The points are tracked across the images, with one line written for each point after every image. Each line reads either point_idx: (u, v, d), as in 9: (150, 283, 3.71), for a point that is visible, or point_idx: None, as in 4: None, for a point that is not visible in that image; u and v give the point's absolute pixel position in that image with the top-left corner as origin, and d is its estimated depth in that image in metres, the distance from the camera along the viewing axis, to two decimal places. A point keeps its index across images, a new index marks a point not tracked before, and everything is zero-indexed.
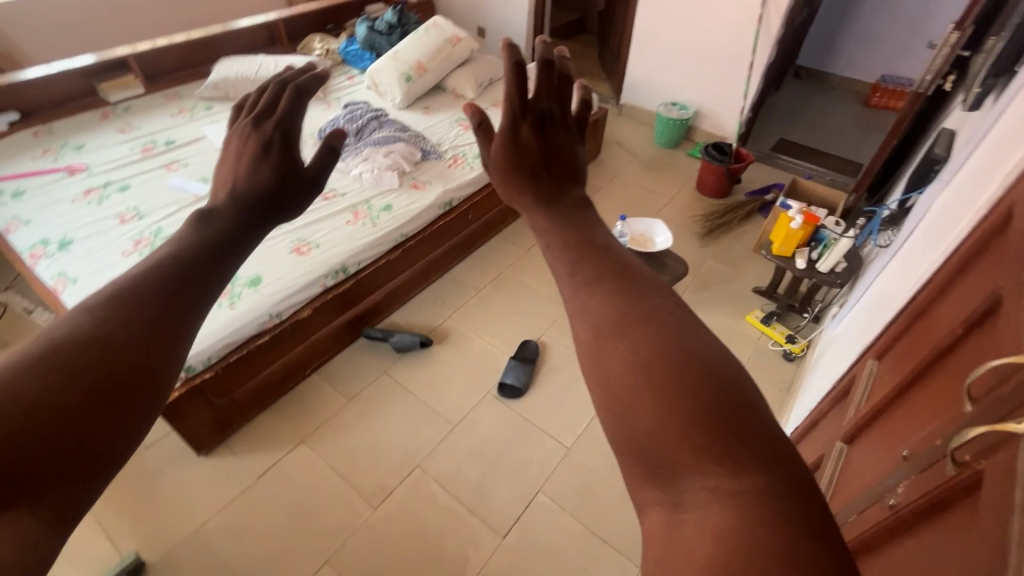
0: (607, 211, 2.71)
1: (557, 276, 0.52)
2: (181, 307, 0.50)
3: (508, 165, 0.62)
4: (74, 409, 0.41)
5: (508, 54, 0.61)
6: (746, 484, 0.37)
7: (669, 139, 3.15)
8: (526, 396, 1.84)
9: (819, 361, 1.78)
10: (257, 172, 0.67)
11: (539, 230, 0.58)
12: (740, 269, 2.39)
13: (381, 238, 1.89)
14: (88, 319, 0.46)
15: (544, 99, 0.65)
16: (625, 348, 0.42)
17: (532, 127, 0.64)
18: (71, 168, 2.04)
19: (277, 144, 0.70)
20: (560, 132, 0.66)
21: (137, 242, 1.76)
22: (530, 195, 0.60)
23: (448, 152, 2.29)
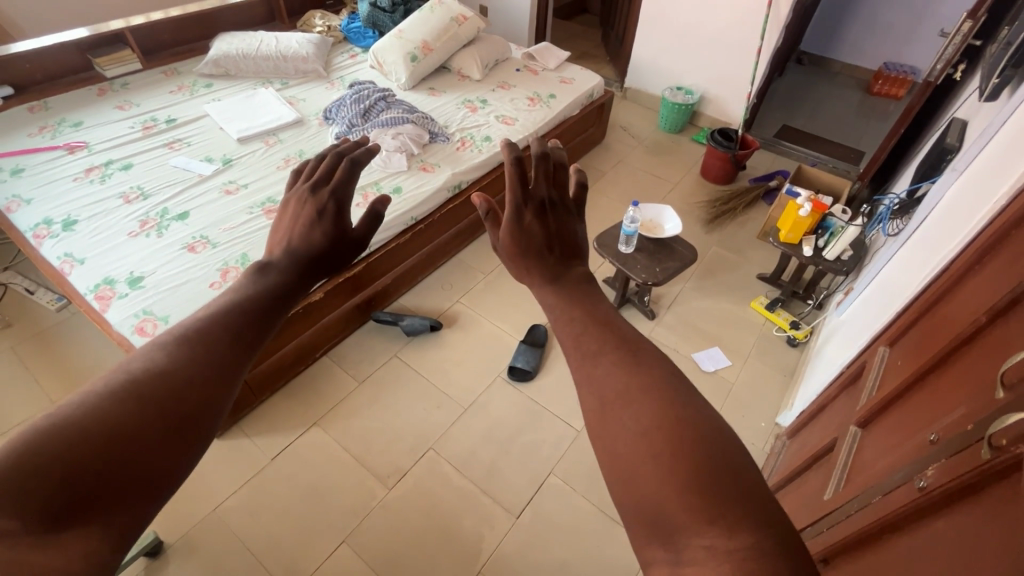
0: (613, 196, 2.71)
1: (563, 344, 0.56)
2: (239, 350, 0.54)
3: (517, 249, 0.65)
4: (145, 436, 0.44)
5: (511, 152, 0.64)
6: (740, 543, 0.41)
7: (674, 124, 3.14)
8: (535, 380, 1.85)
9: (816, 361, 1.81)
10: (310, 234, 0.71)
11: (547, 305, 0.62)
12: (744, 256, 2.41)
13: (392, 221, 1.86)
14: (162, 353, 0.50)
15: (542, 187, 0.70)
16: (626, 421, 0.46)
17: (535, 214, 0.67)
18: (70, 145, 1.99)
19: (331, 211, 0.74)
20: (559, 214, 0.70)
21: (144, 223, 1.73)
22: (537, 273, 0.64)
23: (455, 134, 2.26)
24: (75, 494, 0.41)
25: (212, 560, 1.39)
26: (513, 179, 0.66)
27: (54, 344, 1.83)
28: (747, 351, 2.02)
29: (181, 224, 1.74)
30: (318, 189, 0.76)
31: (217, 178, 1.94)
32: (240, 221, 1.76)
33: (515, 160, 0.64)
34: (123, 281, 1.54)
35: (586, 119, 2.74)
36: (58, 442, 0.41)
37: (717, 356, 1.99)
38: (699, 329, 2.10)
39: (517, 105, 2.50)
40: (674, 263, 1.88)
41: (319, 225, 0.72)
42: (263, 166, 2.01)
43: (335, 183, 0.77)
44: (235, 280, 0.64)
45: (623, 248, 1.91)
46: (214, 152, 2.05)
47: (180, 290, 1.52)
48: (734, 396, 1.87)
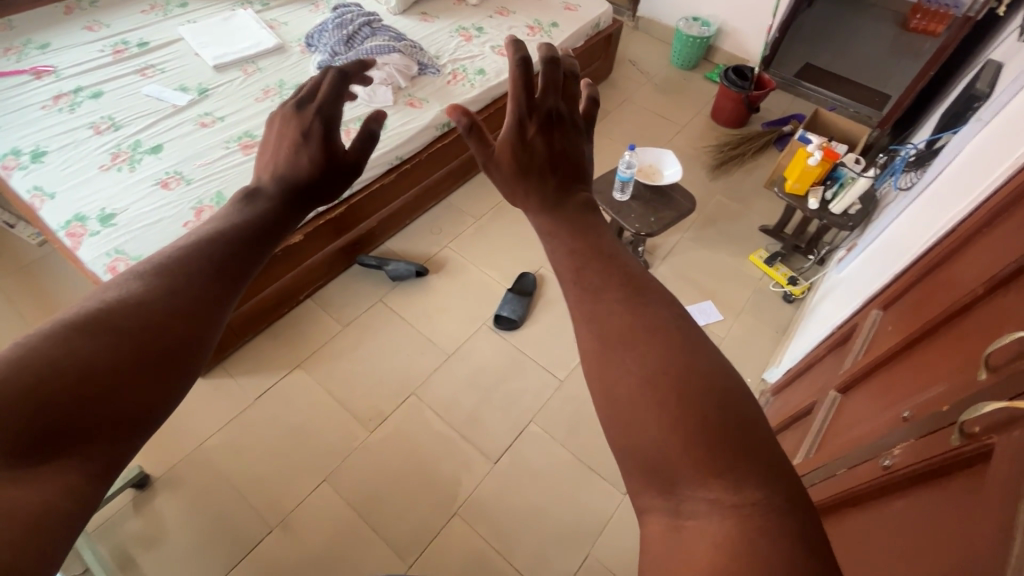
0: (615, 137, 2.56)
1: (561, 278, 0.52)
2: (224, 283, 0.51)
3: (517, 169, 0.60)
4: (124, 369, 0.42)
5: (514, 49, 0.59)
6: (745, 498, 0.39)
7: (687, 60, 2.92)
8: (522, 328, 1.83)
9: (810, 318, 1.76)
10: (297, 160, 0.64)
11: (546, 235, 0.57)
12: (748, 206, 2.31)
13: (375, 160, 1.77)
14: (137, 284, 0.47)
15: (550, 96, 0.62)
16: (629, 363, 0.43)
17: (539, 128, 0.61)
18: (36, 70, 1.87)
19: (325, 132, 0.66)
20: (566, 131, 0.63)
21: (115, 156, 1.65)
22: (535, 197, 0.59)
23: (446, 66, 2.10)
24: (50, 428, 0.38)
25: (198, 492, 1.45)
26: (517, 84, 0.59)
27: (35, 280, 1.81)
28: (740, 305, 1.98)
29: (155, 158, 1.66)
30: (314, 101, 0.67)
31: (192, 109, 1.84)
32: (216, 156, 1.67)
33: (520, 65, 0.58)
34: (95, 217, 1.49)
35: (592, 51, 2.54)
36: (28, 372, 0.38)
37: (709, 310, 1.95)
38: (693, 282, 2.04)
39: (516, 35, 2.31)
40: (671, 213, 1.78)
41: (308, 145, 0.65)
42: (240, 97, 1.90)
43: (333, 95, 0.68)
44: (219, 210, 0.59)
45: (617, 195, 1.80)
46: (189, 80, 1.93)
47: (154, 229, 1.47)
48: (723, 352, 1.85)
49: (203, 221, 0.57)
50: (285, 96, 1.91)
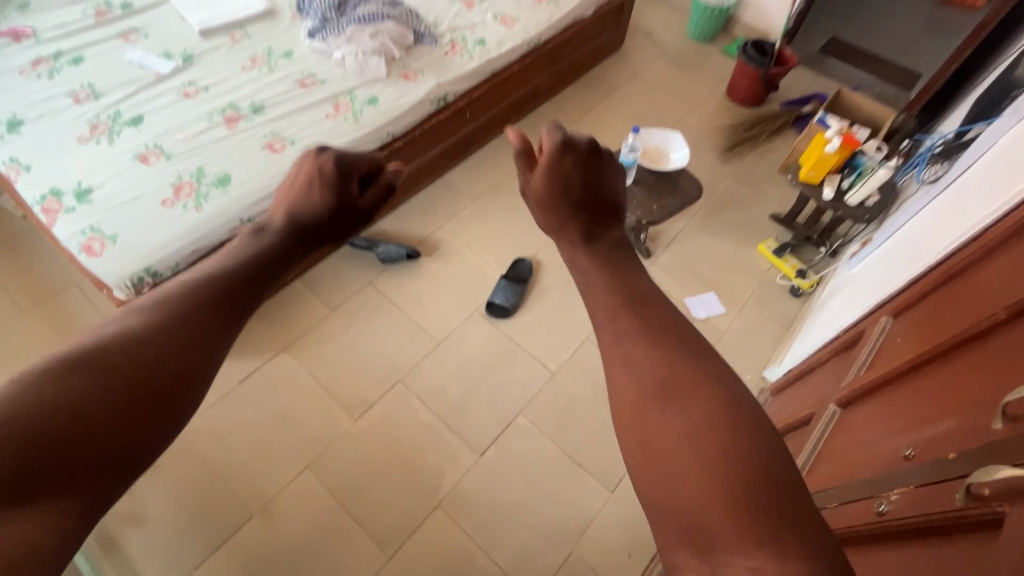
0: (622, 115, 2.44)
1: (597, 320, 0.52)
2: (220, 323, 0.55)
3: (554, 195, 0.60)
4: (119, 410, 0.46)
5: (554, 123, 0.63)
6: (789, 568, 0.38)
7: (704, 32, 2.75)
8: (515, 317, 1.78)
9: (816, 315, 1.68)
10: (312, 199, 0.73)
11: (580, 268, 0.57)
12: (759, 192, 2.19)
13: (364, 137, 1.68)
14: (139, 324, 0.51)
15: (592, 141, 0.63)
16: (670, 417, 0.44)
17: (578, 161, 0.61)
18: (15, 32, 1.78)
19: (347, 185, 0.76)
20: (604, 167, 0.63)
21: (94, 127, 1.58)
22: (575, 227, 0.58)
23: (444, 36, 1.98)
24: (41, 468, 0.42)
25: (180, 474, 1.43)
26: (555, 130, 0.62)
27: (19, 254, 1.78)
28: (744, 298, 1.89)
29: (135, 130, 1.59)
30: (345, 157, 0.76)
31: (176, 78, 1.75)
32: (197, 129, 1.60)
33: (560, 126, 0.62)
34: (71, 192, 1.43)
35: (602, 21, 2.39)
36: (29, 411, 0.43)
37: (711, 302, 1.87)
38: (696, 272, 1.95)
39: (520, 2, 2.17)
40: (675, 200, 1.69)
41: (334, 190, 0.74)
42: (226, 65, 1.80)
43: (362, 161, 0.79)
44: (229, 243, 0.66)
45: None
46: (173, 46, 1.84)
47: (130, 206, 1.41)
48: (722, 347, 1.78)
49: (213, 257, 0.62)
50: (273, 65, 1.82)
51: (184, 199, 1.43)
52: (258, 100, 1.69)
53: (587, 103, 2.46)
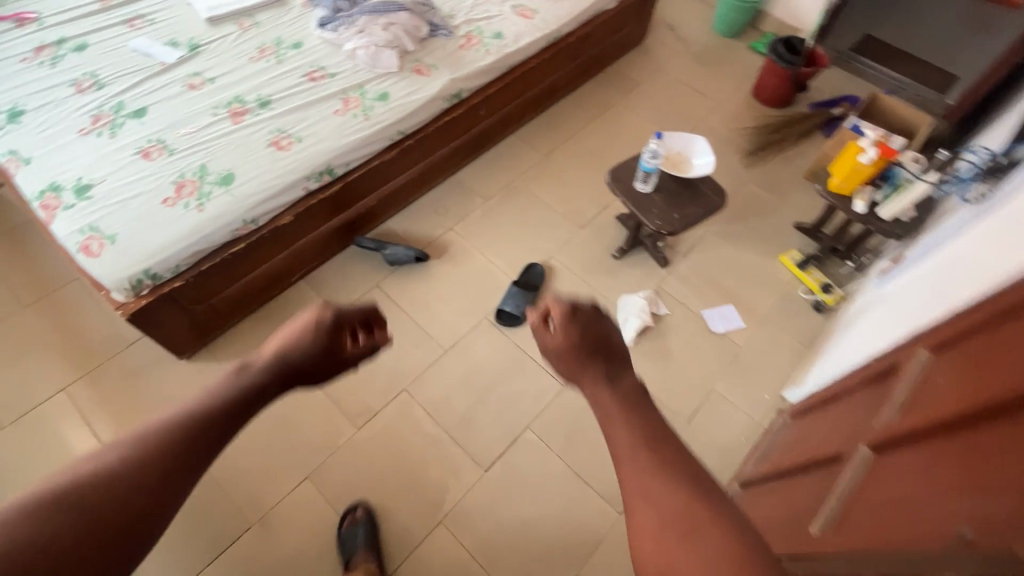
0: (643, 113, 2.34)
1: (618, 456, 0.63)
2: (196, 457, 0.63)
3: (573, 350, 0.79)
4: (84, 549, 0.52)
5: (556, 297, 0.86)
6: None
7: (731, 26, 2.63)
8: (525, 325, 1.72)
9: (841, 334, 1.61)
10: (309, 349, 0.86)
11: (598, 410, 0.72)
12: (784, 199, 2.10)
13: (374, 135, 1.61)
14: (115, 461, 0.58)
15: (587, 307, 0.85)
16: (688, 552, 0.52)
17: (582, 320, 0.82)
18: (19, 17, 1.73)
19: (340, 336, 0.92)
20: (596, 323, 0.82)
21: (96, 118, 1.53)
22: (592, 376, 0.75)
23: (460, 28, 1.90)
24: None
25: None
26: (558, 304, 0.84)
27: (22, 245, 1.75)
28: (765, 312, 1.82)
29: (137, 123, 1.53)
30: (345, 311, 0.95)
31: (181, 68, 1.69)
32: (201, 124, 1.54)
33: (563, 301, 0.84)
34: (70, 188, 1.38)
35: (625, 14, 2.29)
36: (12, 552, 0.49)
37: (730, 315, 1.80)
38: (715, 282, 1.87)
39: None
40: (697, 210, 1.61)
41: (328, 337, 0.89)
42: (233, 56, 1.74)
43: (354, 319, 0.96)
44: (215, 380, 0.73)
45: (639, 186, 1.63)
46: (180, 34, 1.78)
47: (131, 205, 1.36)
48: (740, 364, 1.70)
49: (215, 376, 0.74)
50: (282, 56, 1.75)
51: (186, 199, 1.38)
52: (265, 94, 1.63)
53: (606, 101, 2.36)
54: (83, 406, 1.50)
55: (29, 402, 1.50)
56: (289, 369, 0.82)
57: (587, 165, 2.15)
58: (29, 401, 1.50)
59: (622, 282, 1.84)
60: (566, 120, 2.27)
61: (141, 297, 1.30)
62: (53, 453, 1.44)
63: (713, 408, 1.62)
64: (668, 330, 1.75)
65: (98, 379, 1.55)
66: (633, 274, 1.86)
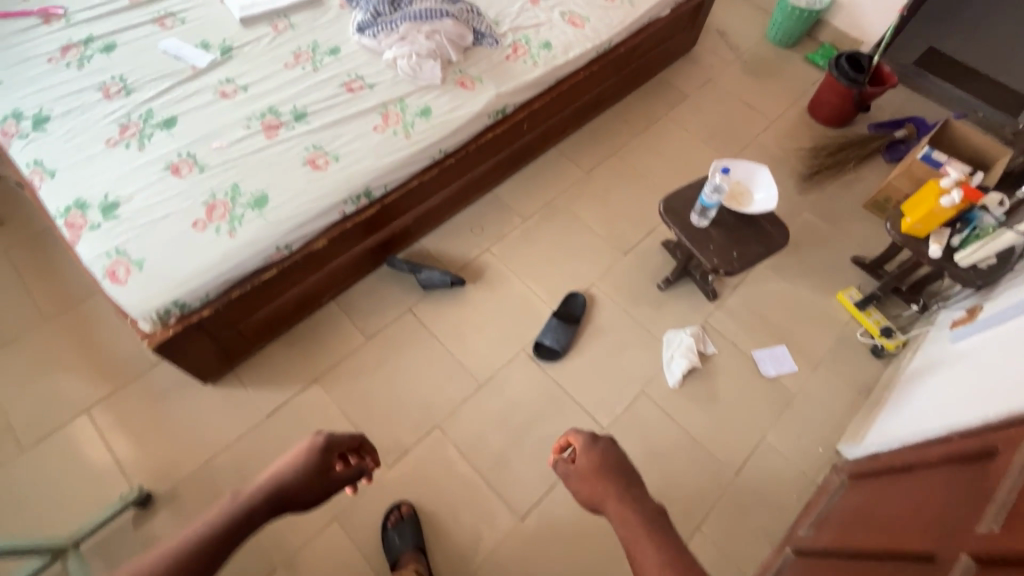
0: (690, 129, 2.21)
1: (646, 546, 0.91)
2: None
3: (591, 482, 1.04)
4: None
5: (581, 432, 1.11)
6: None
7: (787, 35, 2.47)
8: (564, 360, 1.62)
9: (907, 389, 1.48)
10: (292, 486, 0.98)
11: (627, 534, 0.94)
12: (840, 230, 1.97)
13: (414, 154, 1.51)
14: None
15: (606, 441, 1.09)
16: None
17: (604, 444, 1.08)
18: (45, 12, 1.65)
19: (329, 458, 1.05)
20: (622, 468, 1.05)
21: (124, 128, 1.45)
22: (618, 488, 1.01)
23: (506, 37, 1.78)
24: None
25: (196, 515, 1.35)
26: (583, 434, 1.11)
27: (45, 252, 1.68)
28: (819, 355, 1.70)
29: (167, 134, 1.45)
30: (337, 436, 1.08)
31: (212, 73, 1.60)
32: (234, 137, 1.45)
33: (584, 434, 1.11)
34: (97, 205, 1.31)
35: (676, 22, 2.14)
36: None
37: (782, 357, 1.68)
38: (766, 319, 1.76)
39: None
40: (757, 249, 1.49)
41: (316, 463, 1.01)
42: (267, 61, 1.64)
43: (348, 443, 1.11)
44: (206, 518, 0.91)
45: (695, 219, 1.52)
46: (211, 35, 1.68)
47: (160, 227, 1.28)
48: (793, 412, 1.60)
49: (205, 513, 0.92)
50: (318, 63, 1.65)
51: (217, 222, 1.30)
52: (301, 105, 1.53)
53: (651, 113, 2.23)
54: (105, 430, 1.45)
55: (49, 424, 1.44)
56: (278, 500, 0.97)
57: (631, 184, 2.03)
58: (49, 423, 1.44)
59: (667, 316, 1.73)
60: (609, 134, 2.14)
61: (169, 328, 1.23)
62: (74, 480, 1.39)
63: (762, 460, 1.52)
64: (716, 371, 1.64)
65: (121, 402, 1.48)
66: (679, 308, 1.75)
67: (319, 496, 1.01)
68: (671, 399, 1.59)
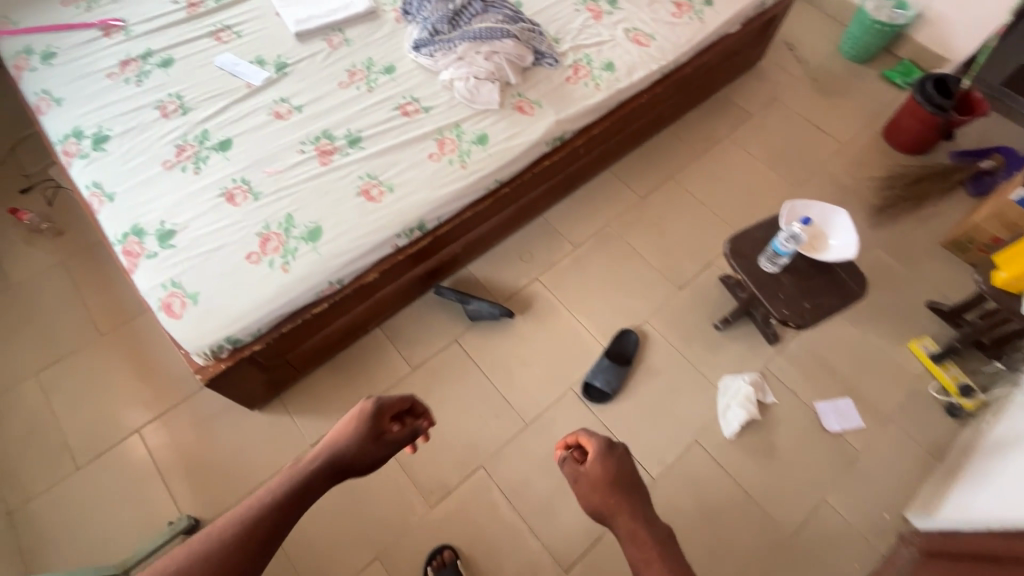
0: (754, 152, 2.08)
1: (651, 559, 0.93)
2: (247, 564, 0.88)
3: (603, 487, 1.03)
4: None
5: (596, 438, 1.10)
6: None
7: (863, 50, 2.30)
8: (613, 402, 1.56)
9: (985, 462, 1.35)
10: (350, 449, 1.06)
11: (638, 546, 0.96)
12: (915, 271, 1.83)
13: (470, 186, 1.45)
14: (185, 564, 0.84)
15: (618, 448, 1.10)
16: None
17: (617, 452, 1.09)
18: (105, 25, 1.64)
19: (381, 422, 1.12)
20: (630, 470, 1.07)
21: (180, 149, 1.43)
22: (629, 503, 1.01)
23: (567, 56, 1.69)
24: None
25: None
26: (597, 440, 1.10)
27: (101, 265, 1.70)
28: (888, 410, 1.59)
29: (222, 158, 1.43)
30: (386, 401, 1.15)
31: (267, 92, 1.57)
32: (287, 163, 1.41)
33: (596, 437, 1.11)
34: (154, 233, 1.30)
35: (745, 38, 2.01)
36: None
37: (847, 411, 1.58)
38: (831, 368, 1.65)
39: (657, 14, 1.82)
40: (832, 302, 1.39)
41: (368, 428, 1.08)
42: (321, 80, 1.60)
43: (398, 406, 1.17)
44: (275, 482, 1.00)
45: (765, 265, 1.43)
46: (266, 51, 1.65)
47: (214, 258, 1.26)
48: (858, 473, 1.50)
49: (275, 477, 1.01)
50: (373, 82, 1.60)
51: (271, 255, 1.27)
52: (355, 129, 1.49)
53: (712, 134, 2.11)
54: (155, 451, 1.46)
55: (104, 443, 1.47)
56: (337, 464, 1.06)
57: (688, 211, 1.93)
58: (104, 441, 1.47)
59: (723, 359, 1.64)
60: (667, 155, 2.04)
61: (220, 363, 1.21)
62: (125, 500, 1.41)
63: (822, 523, 1.44)
64: (775, 422, 1.55)
65: (172, 423, 1.50)
66: (737, 350, 1.66)
67: (374, 457, 1.08)
68: (726, 450, 1.51)
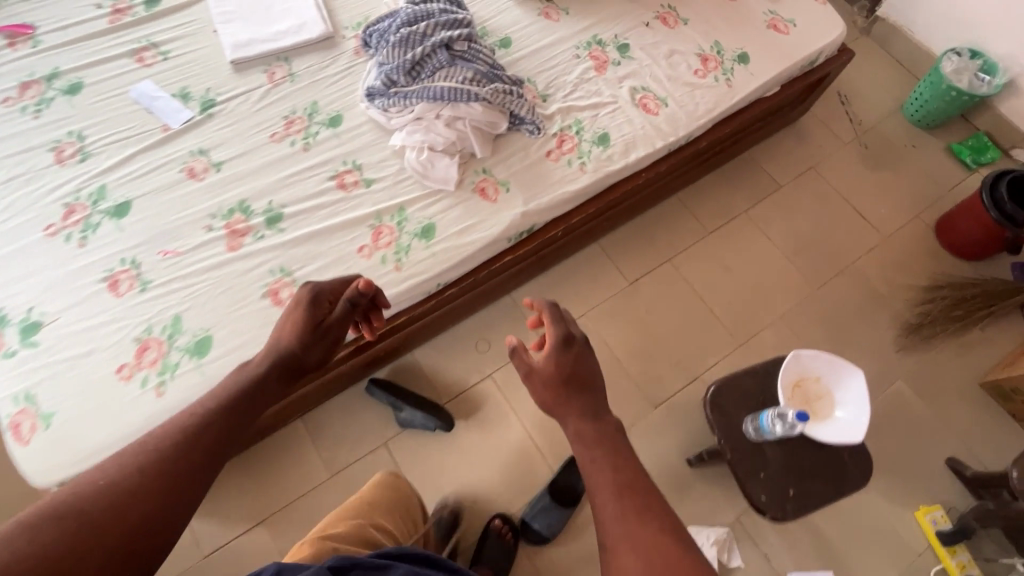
0: (776, 235, 1.76)
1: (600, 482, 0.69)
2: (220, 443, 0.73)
3: (549, 391, 0.79)
4: (140, 519, 0.62)
5: (552, 314, 0.84)
6: None
7: (932, 118, 1.90)
8: (552, 543, 1.36)
9: None
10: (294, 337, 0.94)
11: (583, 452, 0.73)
12: (941, 415, 1.54)
13: (404, 291, 1.20)
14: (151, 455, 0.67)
15: (575, 331, 0.85)
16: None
17: (574, 339, 0.83)
18: (11, 31, 1.38)
19: (320, 309, 1.00)
20: (584, 356, 0.82)
21: (69, 210, 1.21)
22: (575, 408, 0.77)
23: (553, 122, 1.38)
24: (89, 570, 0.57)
25: None
26: (552, 315, 0.84)
27: None
28: None
29: (115, 227, 1.20)
30: (321, 286, 1.01)
31: (186, 139, 1.31)
32: (189, 243, 1.18)
33: (552, 309, 0.85)
34: (17, 323, 1.10)
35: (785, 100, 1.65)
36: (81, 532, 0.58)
37: None
38: (817, 530, 1.40)
39: (676, 69, 1.48)
40: (821, 493, 1.13)
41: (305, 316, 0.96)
42: (251, 127, 1.33)
43: (337, 289, 1.04)
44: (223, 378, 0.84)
45: (749, 431, 1.17)
46: (194, 82, 1.38)
47: (81, 366, 1.06)
48: None
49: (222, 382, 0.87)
50: (311, 137, 1.32)
51: (146, 370, 1.07)
52: (277, 203, 1.24)
53: (728, 208, 1.78)
54: None
55: None
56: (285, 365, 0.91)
57: (683, 306, 1.64)
58: None
59: (690, 505, 1.41)
60: (670, 230, 1.73)
61: None
62: None
63: None
64: None
65: None
66: (708, 495, 1.42)
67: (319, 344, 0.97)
68: None
